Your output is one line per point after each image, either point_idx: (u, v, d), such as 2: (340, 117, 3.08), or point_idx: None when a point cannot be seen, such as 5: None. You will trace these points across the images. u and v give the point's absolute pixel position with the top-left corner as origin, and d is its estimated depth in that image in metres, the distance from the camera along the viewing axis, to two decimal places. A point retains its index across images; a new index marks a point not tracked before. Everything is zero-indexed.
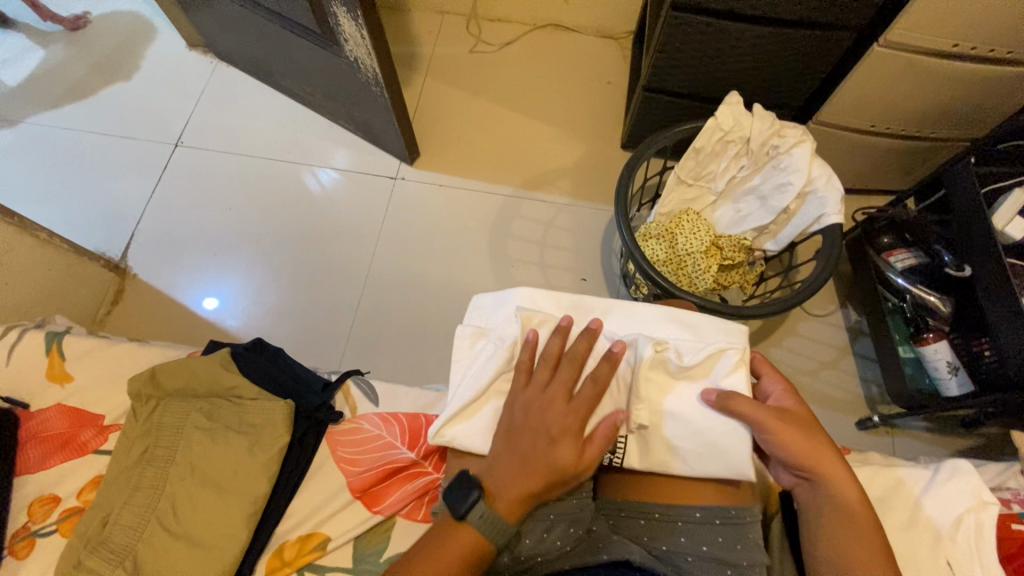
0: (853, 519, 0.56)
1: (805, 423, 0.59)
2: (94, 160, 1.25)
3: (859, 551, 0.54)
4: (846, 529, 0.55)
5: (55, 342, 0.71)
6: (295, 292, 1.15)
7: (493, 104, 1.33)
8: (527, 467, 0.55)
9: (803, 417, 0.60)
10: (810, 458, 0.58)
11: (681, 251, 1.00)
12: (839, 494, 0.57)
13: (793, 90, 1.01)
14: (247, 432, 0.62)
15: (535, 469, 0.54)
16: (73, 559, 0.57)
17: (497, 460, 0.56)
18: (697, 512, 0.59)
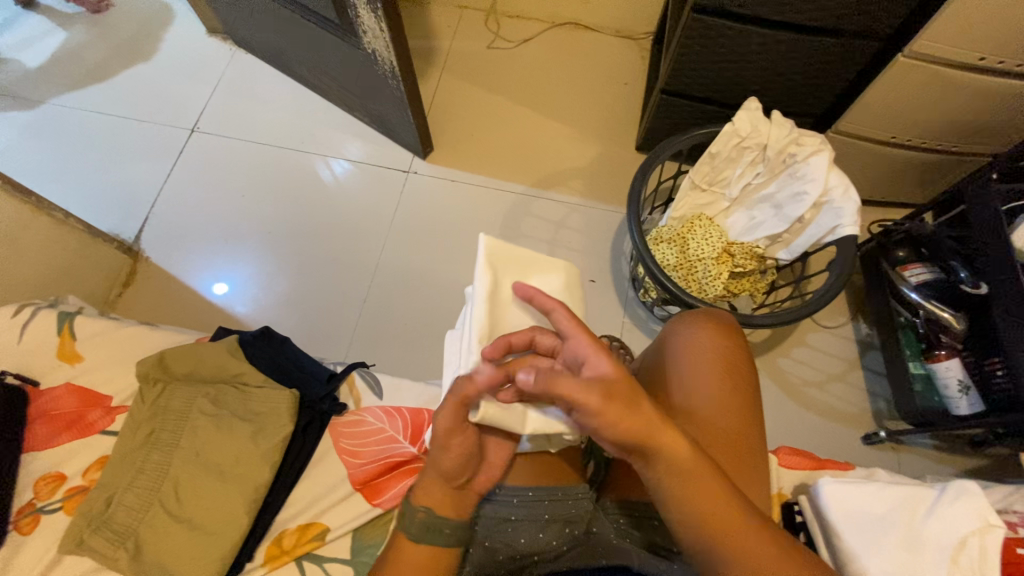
0: (700, 480, 0.49)
1: (624, 392, 0.47)
2: (111, 142, 1.26)
3: (725, 524, 0.48)
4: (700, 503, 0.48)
5: (66, 322, 0.72)
6: (304, 281, 1.16)
7: (509, 100, 1.32)
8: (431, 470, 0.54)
9: (624, 378, 0.48)
10: (643, 434, 0.47)
11: (692, 256, 1.00)
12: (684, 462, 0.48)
13: (813, 98, 1.00)
14: (251, 420, 0.62)
15: (433, 473, 0.54)
16: (75, 538, 0.57)
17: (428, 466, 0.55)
18: None
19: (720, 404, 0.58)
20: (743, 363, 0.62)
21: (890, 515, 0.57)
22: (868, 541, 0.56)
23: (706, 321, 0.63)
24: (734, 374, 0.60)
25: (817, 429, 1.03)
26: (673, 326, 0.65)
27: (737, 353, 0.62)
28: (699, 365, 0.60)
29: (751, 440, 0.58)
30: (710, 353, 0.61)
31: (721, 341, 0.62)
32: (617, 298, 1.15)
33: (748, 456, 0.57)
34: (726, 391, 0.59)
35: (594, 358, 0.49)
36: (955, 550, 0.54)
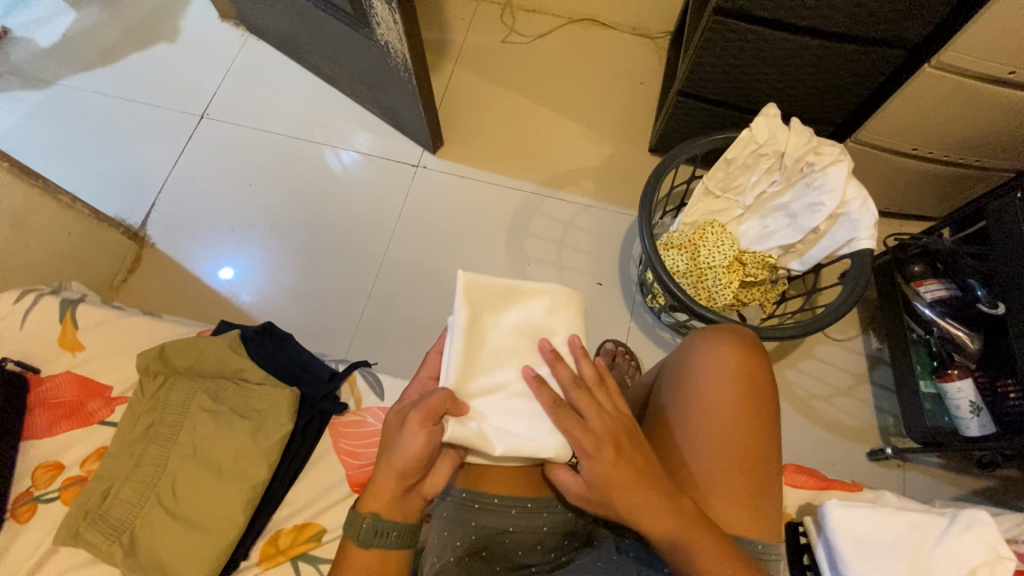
0: (693, 539, 0.50)
1: (603, 487, 0.50)
2: (121, 126, 1.26)
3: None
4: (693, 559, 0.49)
5: (69, 309, 0.71)
6: (309, 273, 1.15)
7: (522, 97, 1.31)
8: (383, 472, 0.49)
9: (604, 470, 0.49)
10: (630, 514, 0.50)
11: (702, 263, 0.98)
12: (675, 527, 0.50)
13: (834, 105, 0.98)
14: (251, 417, 0.61)
15: (387, 474, 0.49)
16: (71, 529, 0.57)
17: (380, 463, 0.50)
18: (758, 543, 0.54)
19: (736, 425, 0.57)
20: (763, 380, 0.60)
21: (897, 543, 0.56)
22: (882, 567, 0.55)
23: (722, 340, 0.62)
24: (752, 393, 0.58)
25: (821, 443, 1.01)
26: (693, 343, 0.63)
27: (755, 374, 0.59)
28: (716, 386, 0.59)
29: (766, 466, 0.56)
30: (725, 372, 0.59)
31: (738, 361, 0.60)
32: (624, 302, 1.13)
33: (758, 478, 0.56)
34: (743, 411, 0.57)
35: (580, 454, 0.50)
36: None
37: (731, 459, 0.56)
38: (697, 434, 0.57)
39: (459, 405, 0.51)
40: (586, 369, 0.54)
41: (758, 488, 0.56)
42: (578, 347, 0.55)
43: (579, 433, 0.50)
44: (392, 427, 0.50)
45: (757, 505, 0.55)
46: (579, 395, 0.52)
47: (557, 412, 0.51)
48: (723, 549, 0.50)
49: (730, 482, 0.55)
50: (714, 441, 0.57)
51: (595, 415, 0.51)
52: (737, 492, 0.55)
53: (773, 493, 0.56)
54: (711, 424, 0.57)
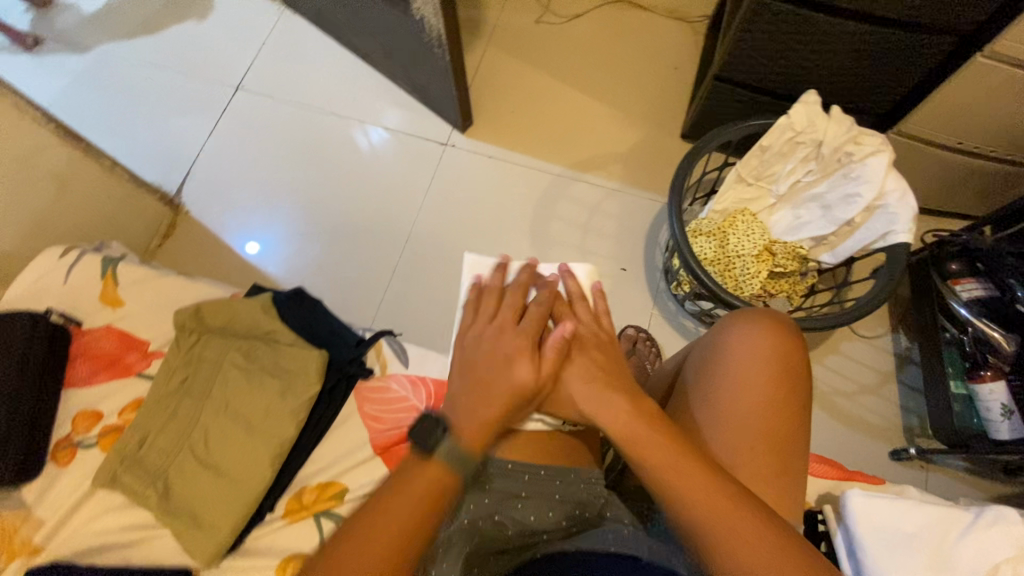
0: (645, 443, 0.51)
1: (563, 381, 0.56)
2: (159, 95, 1.28)
3: (673, 479, 0.49)
4: (645, 461, 0.51)
5: (109, 267, 0.74)
6: (335, 246, 1.16)
7: (553, 79, 1.29)
8: (500, 392, 0.53)
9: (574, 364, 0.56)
10: (587, 408, 0.55)
11: (731, 251, 0.97)
12: (630, 427, 0.52)
13: (877, 94, 0.95)
14: (280, 377, 0.63)
15: (507, 393, 0.53)
16: (109, 473, 0.59)
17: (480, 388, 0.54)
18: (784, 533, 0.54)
19: (765, 405, 0.56)
20: (798, 367, 0.59)
21: (919, 533, 0.55)
22: (901, 559, 0.54)
23: (763, 322, 0.61)
24: (786, 376, 0.58)
25: (843, 440, 1.00)
26: (723, 326, 0.63)
27: (790, 359, 0.59)
28: (743, 369, 0.58)
29: (792, 448, 0.56)
30: (761, 354, 0.58)
31: (775, 343, 0.59)
32: (647, 289, 1.13)
33: (785, 460, 0.55)
34: (773, 392, 0.57)
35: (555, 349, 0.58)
36: None
37: (756, 439, 0.55)
38: (720, 405, 0.58)
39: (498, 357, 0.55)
40: (571, 286, 0.63)
41: (783, 471, 0.55)
42: (566, 271, 0.64)
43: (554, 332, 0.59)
44: (514, 351, 0.55)
45: (780, 483, 0.55)
46: (553, 304, 0.61)
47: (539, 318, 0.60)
48: (679, 453, 0.50)
49: (758, 457, 0.55)
50: (738, 415, 0.56)
51: (567, 320, 0.60)
52: (760, 469, 0.55)
53: (797, 472, 0.56)
54: (740, 402, 0.57)
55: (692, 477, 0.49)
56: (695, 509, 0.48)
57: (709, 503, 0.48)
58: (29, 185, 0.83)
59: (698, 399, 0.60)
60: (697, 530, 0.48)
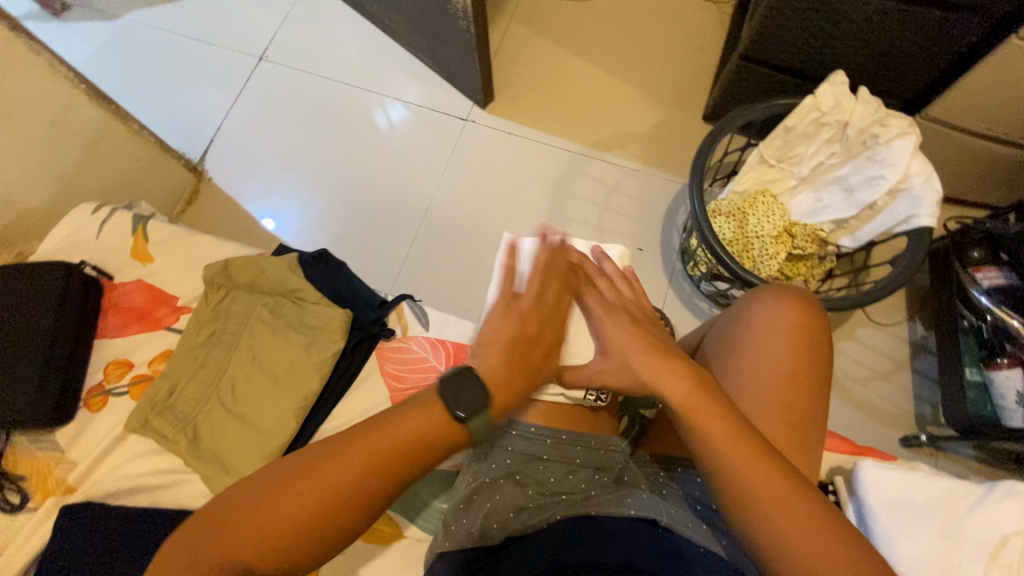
0: (704, 412, 0.51)
1: (622, 352, 0.57)
2: (183, 63, 1.30)
3: (709, 436, 0.50)
4: (701, 428, 0.51)
5: (140, 224, 0.76)
6: (354, 217, 1.18)
7: (575, 56, 1.29)
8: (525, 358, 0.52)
9: (633, 337, 0.57)
10: (644, 375, 0.55)
11: (750, 232, 0.97)
12: (690, 395, 0.52)
13: (906, 76, 0.94)
14: (306, 332, 0.65)
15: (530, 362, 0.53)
16: (141, 418, 0.61)
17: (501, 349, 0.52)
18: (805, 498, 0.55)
19: (787, 378, 0.57)
20: (820, 341, 0.59)
21: (927, 503, 0.56)
22: (912, 524, 0.55)
23: (789, 298, 0.61)
24: (810, 353, 0.58)
25: (854, 424, 1.00)
26: (750, 297, 0.63)
27: (813, 335, 0.59)
28: (769, 338, 0.59)
29: (811, 419, 0.57)
30: (784, 329, 0.59)
31: (800, 320, 0.59)
32: (663, 269, 1.13)
33: (803, 430, 0.56)
34: (796, 366, 0.57)
35: (606, 322, 0.59)
36: (996, 547, 0.53)
37: (779, 407, 0.56)
38: (743, 377, 0.58)
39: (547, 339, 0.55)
40: (609, 268, 0.65)
41: (800, 439, 0.56)
42: (602, 253, 0.66)
43: (603, 308, 0.61)
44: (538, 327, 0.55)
45: (797, 451, 0.55)
46: (599, 283, 0.63)
47: (586, 289, 0.62)
48: (731, 423, 0.50)
49: (777, 428, 0.55)
50: (760, 387, 0.57)
51: (615, 297, 0.62)
52: (780, 437, 0.55)
53: (812, 442, 0.56)
54: (765, 375, 0.57)
55: (741, 447, 0.49)
56: (744, 478, 0.48)
57: (757, 474, 0.48)
58: (62, 143, 0.85)
59: (723, 371, 0.60)
60: (738, 499, 0.48)
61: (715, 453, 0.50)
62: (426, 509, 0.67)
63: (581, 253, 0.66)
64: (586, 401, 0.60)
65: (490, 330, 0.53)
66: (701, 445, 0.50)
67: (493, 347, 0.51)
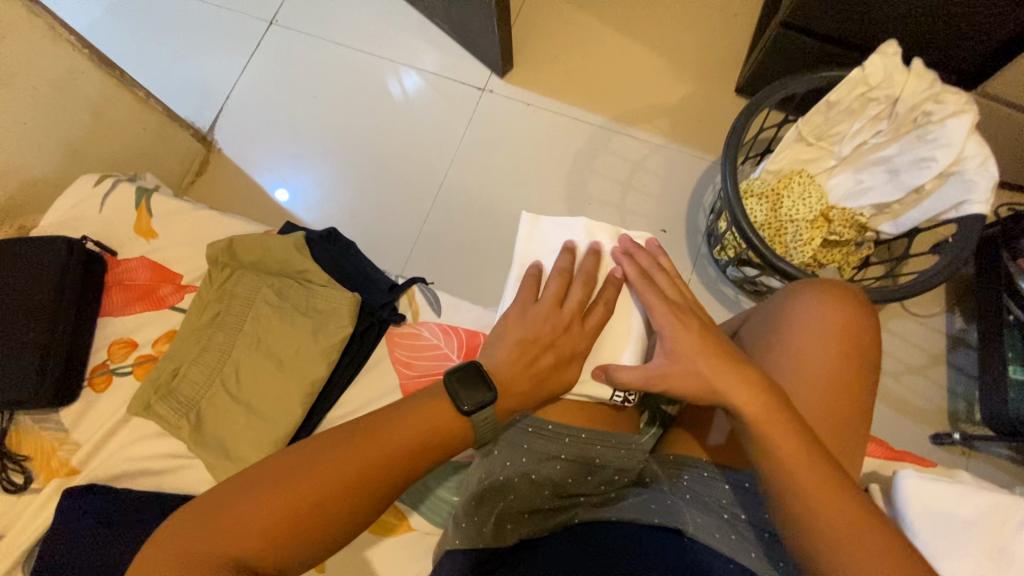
0: (778, 430, 0.48)
1: (690, 356, 0.51)
2: (191, 28, 1.25)
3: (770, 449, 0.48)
4: (776, 448, 0.48)
5: (144, 198, 0.73)
6: (367, 192, 1.14)
7: (601, 23, 1.21)
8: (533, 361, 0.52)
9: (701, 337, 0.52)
10: (716, 383, 0.50)
11: (784, 215, 0.91)
12: (762, 410, 0.49)
13: (964, 47, 0.86)
14: (313, 317, 0.62)
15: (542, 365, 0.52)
16: (143, 402, 0.59)
17: (513, 356, 0.51)
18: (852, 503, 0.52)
19: (834, 382, 0.53)
20: (867, 342, 0.55)
21: (977, 520, 0.52)
22: (954, 549, 0.51)
23: (840, 295, 0.56)
24: (865, 359, 0.54)
25: (883, 420, 0.96)
26: (796, 290, 0.58)
27: (866, 336, 0.55)
28: (816, 341, 0.54)
29: (855, 425, 0.53)
30: (832, 330, 0.54)
31: (849, 321, 0.55)
32: (687, 251, 1.07)
33: (845, 435, 0.53)
34: (841, 369, 0.53)
35: (670, 323, 0.53)
36: None
37: (823, 412, 0.52)
38: (793, 378, 0.54)
39: (566, 340, 0.54)
40: (665, 263, 0.60)
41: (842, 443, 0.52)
42: (657, 249, 0.61)
43: (665, 303, 0.54)
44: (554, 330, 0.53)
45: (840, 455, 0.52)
46: (657, 277, 0.57)
47: (642, 282, 0.56)
48: (804, 447, 0.48)
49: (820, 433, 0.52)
50: (807, 390, 0.53)
51: (678, 294, 0.56)
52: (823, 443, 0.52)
53: (855, 447, 0.53)
54: (816, 379, 0.53)
55: (814, 473, 0.47)
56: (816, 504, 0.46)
57: (831, 501, 0.46)
58: (64, 112, 0.82)
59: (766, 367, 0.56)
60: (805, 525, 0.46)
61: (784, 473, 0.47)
62: (431, 496, 0.64)
63: (636, 245, 0.60)
64: (612, 400, 0.56)
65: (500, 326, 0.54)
66: (770, 464, 0.48)
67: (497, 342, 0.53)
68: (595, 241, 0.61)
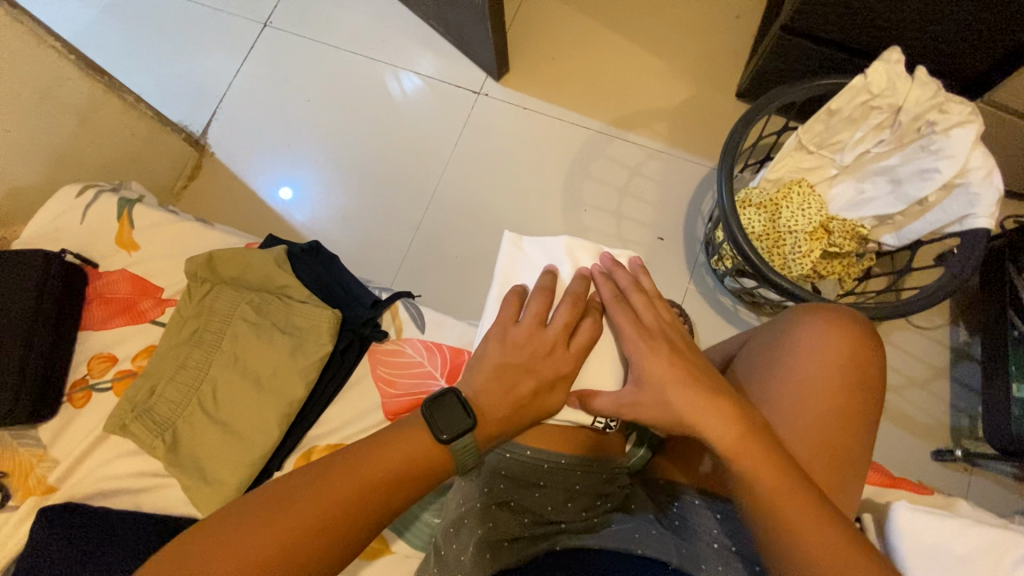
0: (755, 461, 0.46)
1: (661, 385, 0.50)
2: (185, 30, 1.23)
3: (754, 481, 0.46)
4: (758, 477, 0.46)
5: (126, 209, 0.72)
6: (360, 198, 1.12)
7: (600, 26, 1.18)
8: (511, 386, 0.50)
9: (669, 365, 0.50)
10: (688, 415, 0.48)
11: (782, 226, 0.89)
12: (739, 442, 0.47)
13: (972, 53, 0.83)
14: (292, 334, 0.61)
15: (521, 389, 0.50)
16: (120, 420, 0.58)
17: (483, 389, 0.49)
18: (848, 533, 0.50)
19: (834, 414, 0.50)
20: (871, 373, 0.52)
21: (971, 557, 0.50)
22: None
23: (845, 323, 0.54)
24: (858, 390, 0.51)
25: (882, 434, 0.93)
26: (800, 315, 0.56)
27: (870, 368, 0.52)
28: (814, 369, 0.52)
29: (854, 457, 0.50)
30: (833, 358, 0.52)
31: (855, 351, 0.52)
32: (683, 260, 1.05)
33: (843, 467, 0.50)
34: (842, 400, 0.51)
35: (641, 351, 0.52)
36: None
37: (818, 442, 0.50)
38: (779, 412, 0.52)
39: (551, 362, 0.52)
40: (645, 282, 0.58)
41: (839, 477, 0.50)
42: (639, 267, 0.59)
43: (635, 329, 0.53)
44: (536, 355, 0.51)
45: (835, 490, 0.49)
46: (633, 298, 0.55)
47: (618, 306, 0.54)
48: (787, 477, 0.46)
49: (813, 465, 0.49)
50: (791, 424, 0.51)
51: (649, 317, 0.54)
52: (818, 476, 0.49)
53: (854, 480, 0.50)
54: (808, 408, 0.51)
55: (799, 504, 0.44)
56: (802, 540, 0.43)
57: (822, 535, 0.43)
58: (51, 118, 0.80)
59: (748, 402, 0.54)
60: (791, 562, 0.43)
61: (767, 505, 0.45)
62: (416, 522, 0.63)
63: (615, 263, 0.58)
64: (594, 426, 0.54)
65: (494, 355, 0.51)
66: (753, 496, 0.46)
67: (486, 371, 0.50)
68: (574, 260, 0.60)
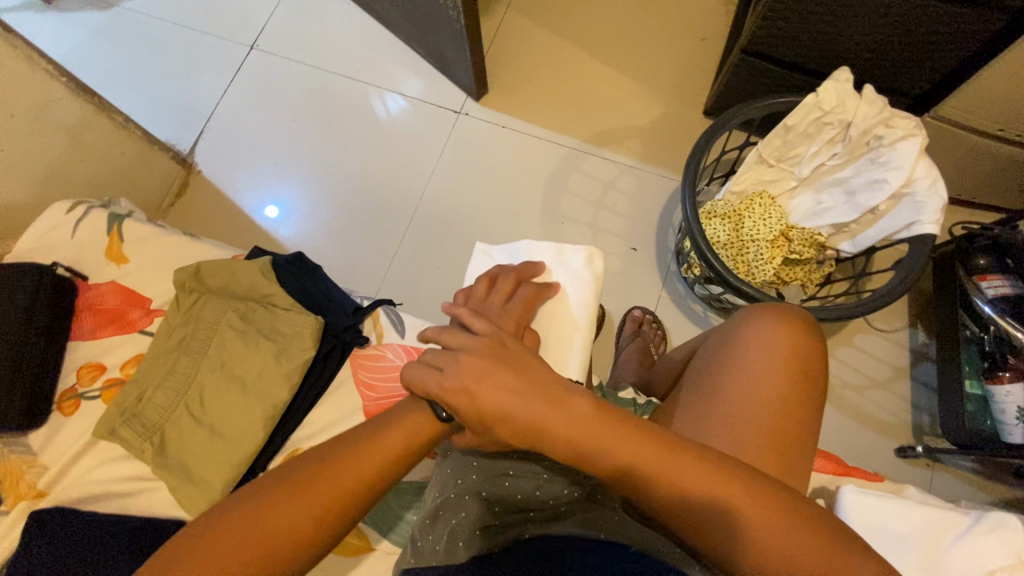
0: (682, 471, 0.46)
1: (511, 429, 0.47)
2: (173, 53, 1.27)
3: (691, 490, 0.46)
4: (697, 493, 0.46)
5: (115, 224, 0.75)
6: (343, 213, 1.16)
7: (574, 49, 1.24)
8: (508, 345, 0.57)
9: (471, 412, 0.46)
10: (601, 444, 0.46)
11: (745, 236, 0.93)
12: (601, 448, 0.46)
13: (915, 73, 0.90)
14: (276, 339, 0.64)
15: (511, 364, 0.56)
16: (108, 425, 0.60)
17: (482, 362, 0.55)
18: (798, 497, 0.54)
19: (782, 404, 0.54)
20: (815, 366, 0.56)
21: (912, 535, 0.55)
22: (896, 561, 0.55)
23: (790, 319, 0.58)
24: (805, 377, 0.55)
25: (848, 433, 0.98)
26: (749, 315, 0.60)
27: (814, 360, 0.57)
28: (764, 362, 0.56)
29: (801, 445, 0.54)
30: (779, 351, 0.56)
31: (799, 345, 0.57)
32: (656, 270, 1.10)
33: (791, 455, 0.53)
34: (789, 391, 0.55)
35: (450, 405, 0.47)
36: None
37: (768, 432, 0.53)
38: (734, 399, 0.55)
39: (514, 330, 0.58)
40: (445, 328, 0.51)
41: (789, 465, 0.53)
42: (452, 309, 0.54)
43: (439, 383, 0.48)
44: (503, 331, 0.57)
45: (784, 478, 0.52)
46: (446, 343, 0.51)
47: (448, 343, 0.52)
48: (721, 479, 0.46)
49: (764, 454, 0.52)
50: (745, 411, 0.54)
51: (455, 365, 0.48)
52: (769, 464, 0.52)
53: (801, 467, 0.54)
54: (758, 399, 0.54)
55: (741, 498, 0.45)
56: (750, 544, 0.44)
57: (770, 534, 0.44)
58: (45, 138, 0.83)
59: (703, 394, 0.57)
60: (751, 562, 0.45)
61: (706, 511, 0.45)
62: (396, 521, 0.66)
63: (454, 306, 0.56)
64: None
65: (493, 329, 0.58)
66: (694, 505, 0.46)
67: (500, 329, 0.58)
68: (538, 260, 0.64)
